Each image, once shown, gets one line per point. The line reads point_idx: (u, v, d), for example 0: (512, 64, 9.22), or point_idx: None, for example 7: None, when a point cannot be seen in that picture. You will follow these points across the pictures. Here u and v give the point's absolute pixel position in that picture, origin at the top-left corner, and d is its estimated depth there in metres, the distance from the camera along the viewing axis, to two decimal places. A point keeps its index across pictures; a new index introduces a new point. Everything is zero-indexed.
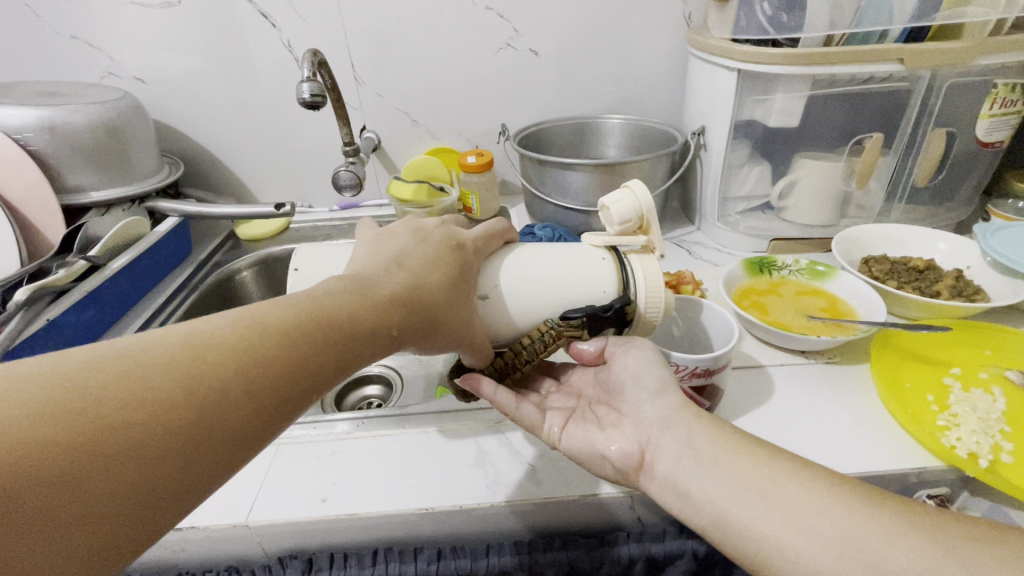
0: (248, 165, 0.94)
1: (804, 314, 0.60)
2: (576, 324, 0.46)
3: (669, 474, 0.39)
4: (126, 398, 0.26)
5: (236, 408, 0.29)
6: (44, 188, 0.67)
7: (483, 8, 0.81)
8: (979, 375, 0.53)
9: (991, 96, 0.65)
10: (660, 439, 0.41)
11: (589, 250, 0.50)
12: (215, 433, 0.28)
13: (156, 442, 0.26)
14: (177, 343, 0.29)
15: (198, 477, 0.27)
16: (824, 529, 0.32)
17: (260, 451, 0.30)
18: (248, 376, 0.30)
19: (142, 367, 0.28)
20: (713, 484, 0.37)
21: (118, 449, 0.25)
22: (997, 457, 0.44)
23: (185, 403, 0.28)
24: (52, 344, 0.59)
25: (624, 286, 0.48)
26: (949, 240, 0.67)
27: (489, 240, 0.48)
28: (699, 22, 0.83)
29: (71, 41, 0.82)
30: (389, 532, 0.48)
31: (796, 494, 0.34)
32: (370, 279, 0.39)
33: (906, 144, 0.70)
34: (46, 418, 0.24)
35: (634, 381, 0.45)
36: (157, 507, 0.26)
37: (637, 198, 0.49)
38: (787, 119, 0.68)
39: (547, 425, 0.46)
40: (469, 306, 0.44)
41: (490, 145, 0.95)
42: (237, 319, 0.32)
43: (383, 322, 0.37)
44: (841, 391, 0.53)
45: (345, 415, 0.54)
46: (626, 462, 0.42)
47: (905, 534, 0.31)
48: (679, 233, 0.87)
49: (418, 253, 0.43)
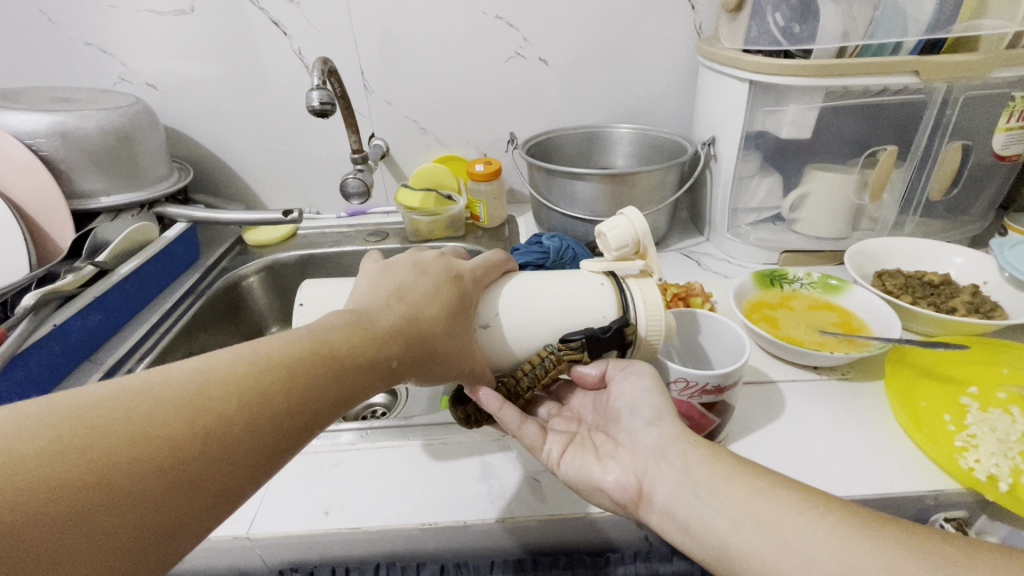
0: (256, 170, 0.95)
1: (816, 329, 0.59)
2: (576, 346, 0.45)
3: (668, 505, 0.38)
4: (131, 435, 0.26)
5: (237, 446, 0.29)
6: (54, 192, 0.68)
7: (493, 18, 0.81)
8: (996, 394, 0.52)
9: (1008, 109, 0.63)
10: (656, 471, 0.40)
11: (589, 275, 0.49)
12: (216, 471, 0.28)
13: (159, 481, 0.26)
14: (179, 379, 0.29)
15: (196, 517, 0.27)
16: (819, 559, 0.31)
17: (258, 490, 0.30)
18: (249, 412, 0.29)
19: (146, 404, 0.27)
20: (711, 515, 0.36)
21: (120, 487, 0.25)
22: (1018, 480, 0.43)
23: (188, 439, 0.27)
24: (59, 348, 0.59)
25: (624, 309, 0.47)
26: (964, 254, 0.66)
27: (488, 271, 0.48)
28: (709, 32, 0.82)
29: (84, 47, 0.82)
30: (392, 546, 0.47)
31: (793, 521, 0.33)
32: (371, 312, 0.39)
33: (921, 157, 0.69)
34: (51, 456, 0.24)
35: (629, 410, 0.44)
36: (155, 546, 0.26)
37: (632, 224, 0.49)
38: (799, 131, 0.68)
39: (546, 449, 0.45)
40: (469, 336, 0.44)
41: (498, 154, 0.95)
42: (241, 353, 0.32)
43: (385, 353, 0.37)
44: (855, 411, 0.52)
45: (348, 426, 0.54)
46: (623, 494, 0.41)
47: (902, 564, 0.30)
48: (687, 244, 0.86)
49: (419, 285, 0.43)
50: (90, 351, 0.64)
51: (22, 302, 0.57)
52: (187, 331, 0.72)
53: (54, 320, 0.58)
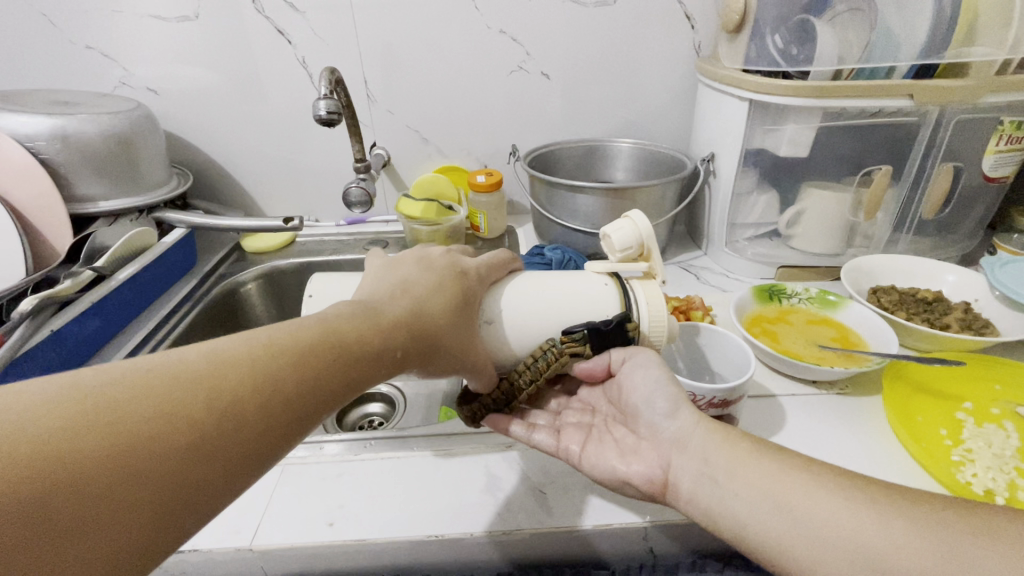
0: (256, 178, 0.94)
1: (814, 344, 0.60)
2: (578, 339, 0.46)
3: (691, 494, 0.39)
4: (149, 412, 0.27)
5: (250, 427, 0.29)
6: (52, 196, 0.67)
7: (497, 31, 0.82)
8: (991, 410, 0.53)
9: (997, 132, 0.65)
10: (681, 461, 0.40)
11: (593, 276, 0.50)
12: (230, 447, 0.28)
13: (177, 458, 0.26)
14: (194, 360, 0.30)
15: (212, 492, 0.28)
16: (829, 539, 0.33)
17: (269, 470, 0.31)
18: (261, 394, 0.30)
19: (163, 385, 0.28)
20: (729, 500, 0.37)
21: (141, 462, 0.25)
22: (1015, 495, 0.44)
23: (203, 418, 0.28)
24: (55, 354, 0.58)
25: (627, 308, 0.48)
26: (957, 272, 0.68)
27: (493, 269, 0.49)
28: (707, 51, 0.84)
29: (86, 51, 0.82)
30: (396, 560, 0.47)
31: (805, 504, 0.34)
32: (377, 303, 0.39)
33: (914, 177, 0.71)
34: (75, 431, 0.25)
35: (645, 403, 0.44)
36: (171, 521, 0.26)
37: (637, 228, 0.50)
38: (796, 149, 0.69)
39: (564, 446, 0.46)
40: (472, 330, 0.44)
41: (498, 166, 0.95)
42: (253, 338, 0.32)
43: (389, 345, 0.37)
44: (855, 426, 0.53)
45: (334, 437, 0.53)
46: (650, 486, 0.41)
47: (906, 540, 0.31)
48: (685, 258, 0.87)
49: (425, 279, 0.43)
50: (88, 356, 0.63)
51: (20, 307, 0.57)
52: (184, 336, 0.72)
53: (51, 326, 0.57)
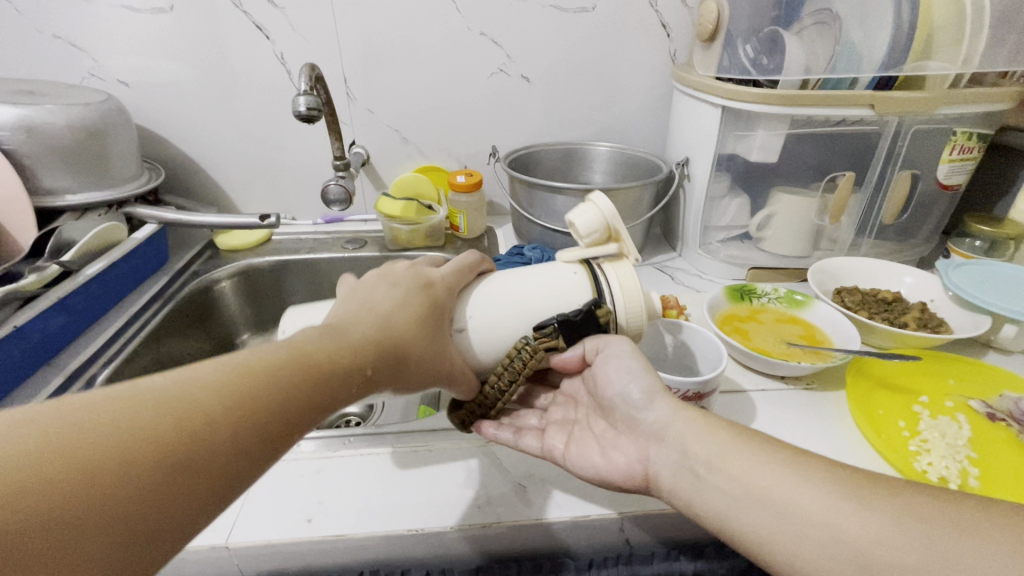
0: (231, 174, 0.93)
1: (783, 340, 0.62)
2: (550, 333, 0.47)
3: (672, 487, 0.40)
4: (113, 440, 0.26)
5: (222, 448, 0.29)
6: (16, 188, 0.65)
7: (478, 34, 0.83)
8: (945, 403, 0.56)
9: (950, 143, 0.70)
10: (659, 455, 0.42)
11: (563, 266, 0.51)
12: (198, 476, 0.28)
13: (144, 485, 0.26)
14: (160, 385, 0.29)
15: (183, 517, 0.27)
16: (806, 529, 0.34)
17: (243, 492, 0.30)
18: (232, 415, 0.30)
19: (127, 413, 0.27)
20: (711, 494, 0.38)
21: (107, 491, 0.25)
22: (966, 481, 0.47)
23: (171, 442, 0.27)
24: (20, 351, 0.56)
25: (598, 293, 0.49)
26: (914, 274, 0.72)
27: (460, 276, 0.49)
28: (682, 58, 0.87)
29: (52, 40, 0.80)
30: (375, 555, 0.47)
31: (783, 496, 0.36)
32: (345, 323, 0.40)
33: (875, 184, 0.74)
34: (34, 464, 0.24)
35: (621, 396, 0.45)
36: (142, 549, 0.26)
37: (599, 210, 0.51)
38: (766, 155, 0.72)
39: (549, 447, 0.48)
40: (442, 340, 0.45)
41: (478, 166, 0.96)
42: (221, 361, 0.32)
43: (361, 362, 0.37)
44: (822, 419, 0.55)
45: (311, 435, 0.53)
46: (632, 482, 0.43)
47: (874, 528, 0.33)
48: (661, 259, 0.90)
49: (389, 297, 0.43)
50: (53, 353, 0.61)
51: None
52: (155, 335, 0.70)
53: (14, 322, 0.55)
